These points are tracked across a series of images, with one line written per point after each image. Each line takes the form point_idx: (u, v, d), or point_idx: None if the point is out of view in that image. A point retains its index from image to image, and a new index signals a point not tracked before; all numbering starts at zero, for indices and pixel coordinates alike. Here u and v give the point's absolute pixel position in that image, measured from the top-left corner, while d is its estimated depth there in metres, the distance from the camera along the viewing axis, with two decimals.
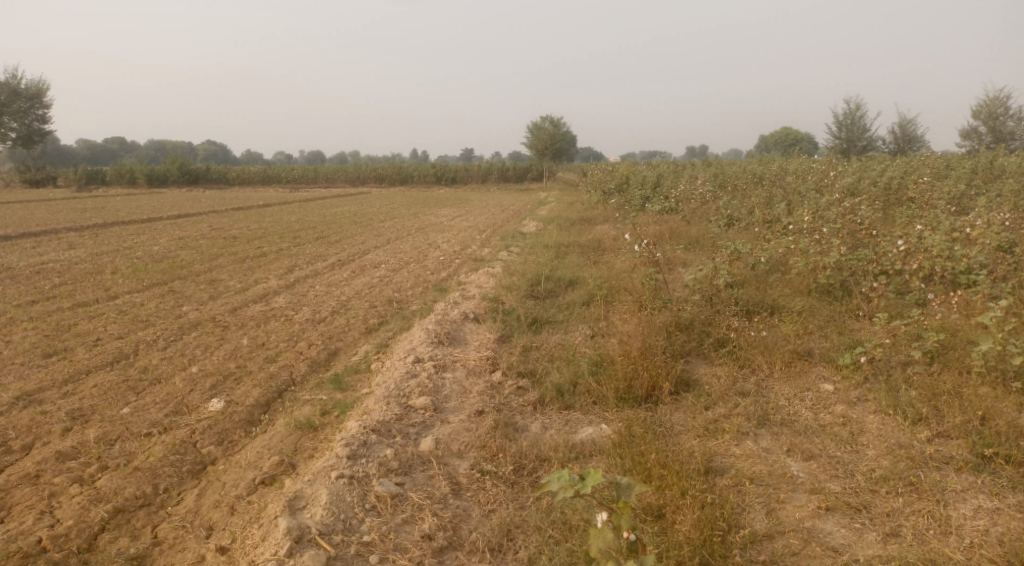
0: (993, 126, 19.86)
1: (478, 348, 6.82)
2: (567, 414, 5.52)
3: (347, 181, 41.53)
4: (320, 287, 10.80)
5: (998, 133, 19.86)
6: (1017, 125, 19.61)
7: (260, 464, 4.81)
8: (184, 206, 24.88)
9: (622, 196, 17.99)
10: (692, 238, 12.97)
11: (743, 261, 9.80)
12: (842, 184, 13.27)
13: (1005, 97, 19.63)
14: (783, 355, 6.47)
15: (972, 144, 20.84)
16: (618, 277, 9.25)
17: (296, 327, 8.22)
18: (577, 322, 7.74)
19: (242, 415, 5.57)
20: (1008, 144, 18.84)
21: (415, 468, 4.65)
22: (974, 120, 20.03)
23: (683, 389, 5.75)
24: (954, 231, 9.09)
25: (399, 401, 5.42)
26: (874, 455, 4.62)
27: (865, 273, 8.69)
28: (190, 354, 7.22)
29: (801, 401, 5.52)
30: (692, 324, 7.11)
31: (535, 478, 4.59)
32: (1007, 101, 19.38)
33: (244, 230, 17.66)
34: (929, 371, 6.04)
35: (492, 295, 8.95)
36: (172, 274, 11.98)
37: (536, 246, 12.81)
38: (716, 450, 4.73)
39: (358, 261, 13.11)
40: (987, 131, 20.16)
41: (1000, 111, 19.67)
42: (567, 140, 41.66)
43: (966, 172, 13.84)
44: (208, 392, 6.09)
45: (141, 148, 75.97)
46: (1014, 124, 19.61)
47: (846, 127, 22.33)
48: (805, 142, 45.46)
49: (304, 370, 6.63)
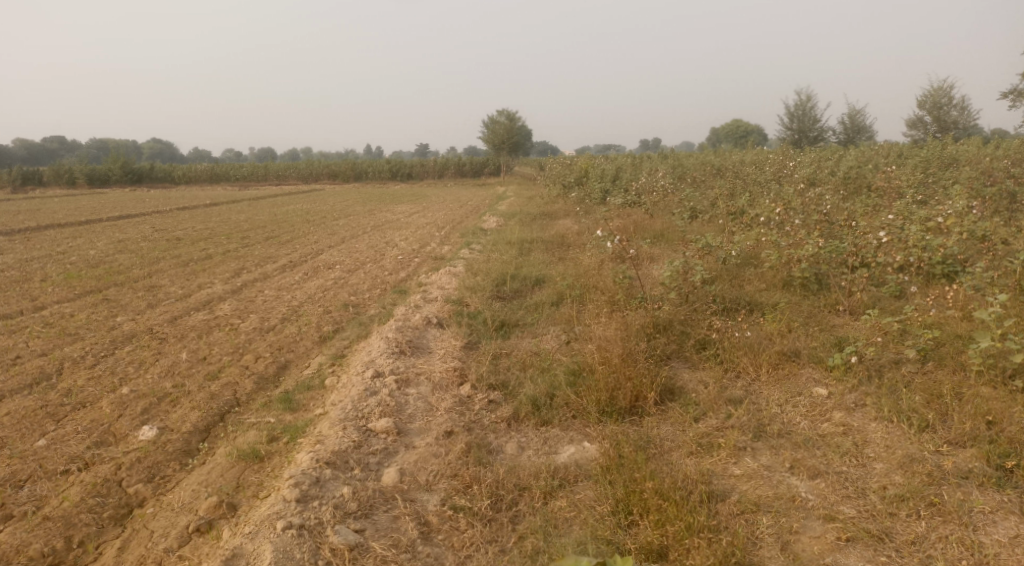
0: (937, 116, 19.98)
1: (443, 356, 6.25)
2: (545, 431, 5.01)
3: (299, 178, 40.26)
4: (270, 291, 10.08)
5: (942, 122, 19.98)
6: (960, 115, 19.77)
7: (194, 507, 4.18)
8: (127, 207, 23.67)
9: (582, 190, 17.52)
10: (657, 232, 12.56)
11: (713, 255, 9.21)
12: (803, 174, 13.06)
13: (948, 87, 19.75)
14: (770, 357, 6.04)
15: (918, 134, 20.94)
16: (588, 274, 8.73)
17: (242, 338, 7.51)
18: (547, 324, 7.22)
19: (178, 445, 4.92)
20: (953, 133, 18.93)
21: (376, 508, 4.07)
22: (919, 110, 20.08)
23: (668, 397, 5.27)
24: (926, 221, 8.80)
25: (357, 424, 4.82)
26: (885, 470, 4.25)
27: (839, 265, 8.34)
28: (122, 372, 6.50)
29: (796, 408, 5.07)
30: (671, 325, 6.58)
31: (515, 513, 4.07)
32: (951, 91, 19.48)
33: (188, 232, 16.68)
34: (923, 371, 5.66)
35: (454, 297, 8.36)
36: (108, 281, 11.10)
37: (498, 243, 12.24)
38: (714, 472, 4.29)
39: (310, 262, 12.36)
40: (932, 121, 20.26)
41: (944, 101, 19.79)
42: (523, 133, 41.22)
43: (924, 161, 13.74)
44: (140, 418, 5.40)
45: (83, 148, 72.78)
46: (957, 113, 19.76)
47: (797, 119, 22.27)
48: (754, 134, 46.04)
49: (250, 388, 5.97)
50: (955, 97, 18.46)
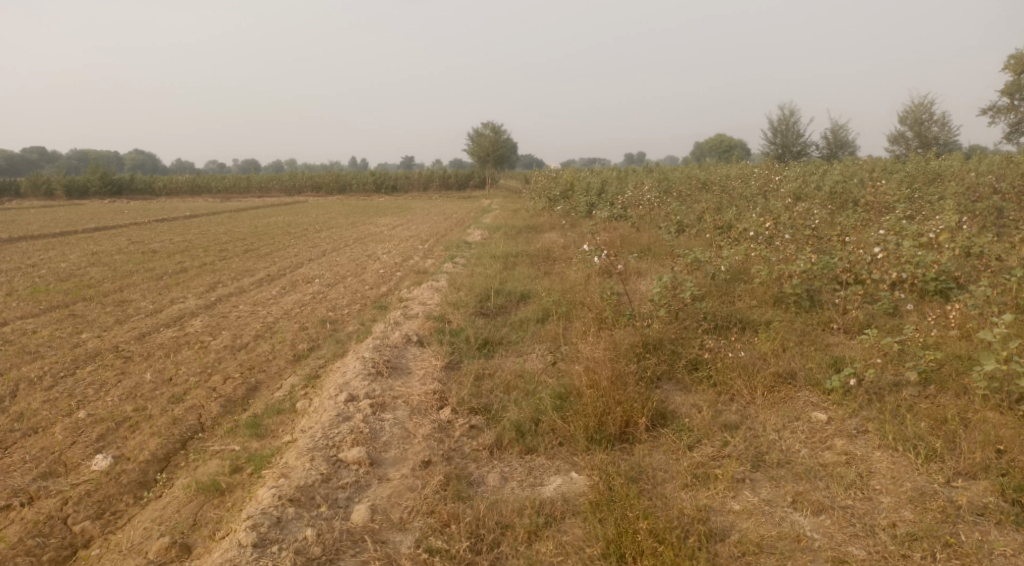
0: (919, 132, 19.96)
1: (423, 377, 5.92)
2: (530, 459, 4.70)
3: (282, 190, 39.74)
4: (245, 306, 9.70)
5: (924, 138, 19.97)
6: (941, 130, 19.76)
7: (143, 549, 3.91)
8: (104, 219, 23.14)
9: (568, 204, 17.29)
10: (644, 246, 12.32)
11: (703, 270, 8.97)
12: (789, 189, 12.89)
13: (930, 102, 19.74)
14: (765, 379, 5.77)
15: (900, 149, 20.92)
16: (574, 290, 8.45)
17: (211, 357, 7.12)
18: (532, 343, 6.91)
19: (132, 476, 4.57)
20: (935, 149, 18.89)
21: (343, 552, 3.73)
22: (900, 126, 20.06)
23: (660, 422, 4.97)
24: (918, 235, 8.60)
25: (327, 454, 4.48)
26: (893, 504, 4.00)
27: (832, 281, 8.11)
28: (81, 394, 6.10)
29: (795, 434, 4.79)
30: (661, 344, 6.29)
31: (497, 555, 3.76)
32: (932, 107, 19.49)
33: (164, 244, 16.20)
34: (925, 395, 5.39)
35: (436, 313, 8.03)
36: (76, 295, 10.64)
37: (482, 257, 11.93)
38: (711, 507, 4.01)
39: (289, 276, 11.97)
40: (914, 136, 20.24)
41: (925, 117, 19.79)
42: (508, 146, 41.02)
43: (910, 175, 13.60)
44: (95, 444, 5.04)
45: (63, 159, 71.68)
46: (939, 129, 19.75)
47: (781, 133, 22.20)
48: (738, 149, 46.28)
49: (215, 412, 5.60)
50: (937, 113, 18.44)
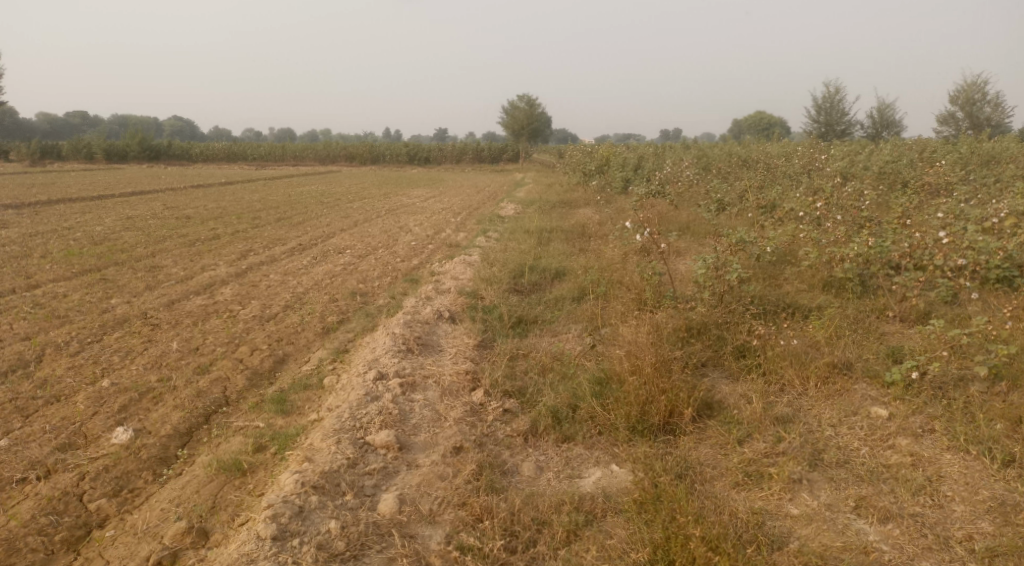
0: (970, 112, 19.01)
1: (454, 356, 5.66)
2: (567, 448, 4.42)
3: (316, 160, 39.62)
4: (275, 275, 9.53)
5: (975, 119, 19.02)
6: (994, 111, 18.79)
7: (159, 533, 3.75)
8: (141, 183, 23.25)
9: (603, 178, 16.83)
10: (682, 225, 11.88)
11: (747, 251, 8.54)
12: (835, 167, 12.31)
13: (983, 81, 18.75)
14: (818, 369, 5.40)
15: (949, 130, 19.98)
16: (612, 268, 8.10)
17: (239, 327, 6.94)
18: (568, 322, 6.61)
19: (152, 451, 4.42)
20: (987, 130, 17.98)
21: (369, 548, 3.51)
22: (950, 106, 19.11)
23: (706, 412, 4.64)
24: (979, 218, 8.05)
25: (353, 436, 4.26)
26: (968, 514, 3.67)
27: (886, 267, 7.62)
28: (106, 362, 5.96)
29: (853, 431, 4.43)
30: (705, 329, 5.94)
31: (532, 556, 3.51)
32: (985, 86, 18.51)
33: (199, 210, 16.15)
34: (995, 393, 4.97)
35: (469, 288, 7.73)
36: (109, 260, 10.58)
37: (516, 232, 11.62)
38: (766, 510, 3.73)
39: (321, 246, 11.78)
40: (965, 117, 19.28)
41: (978, 97, 18.81)
42: (543, 120, 40.40)
43: (966, 155, 12.87)
44: (117, 416, 4.88)
45: (105, 123, 72.53)
46: (992, 109, 18.78)
47: (824, 111, 21.35)
48: (775, 129, 45.23)
49: (241, 385, 5.41)
50: (991, 93, 17.52)
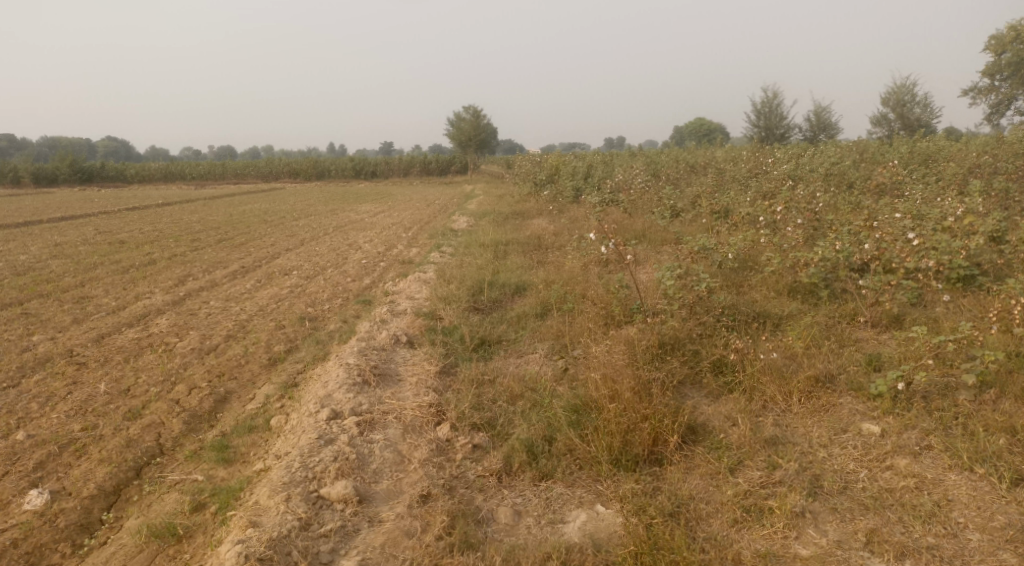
0: (901, 114, 19.37)
1: (415, 385, 5.19)
2: (546, 486, 4.02)
3: (259, 177, 38.32)
4: (216, 302, 8.89)
5: (906, 120, 19.36)
6: (923, 112, 19.16)
7: None
8: (70, 207, 21.95)
9: (554, 188, 16.53)
10: (638, 232, 11.60)
11: (710, 258, 8.24)
12: (783, 170, 12.23)
13: (912, 83, 19.14)
14: (801, 384, 5.10)
15: (882, 131, 20.33)
16: (574, 281, 7.73)
17: (176, 362, 6.31)
18: (534, 342, 6.20)
19: (73, 519, 3.93)
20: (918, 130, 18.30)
21: None
22: (883, 108, 19.44)
23: (691, 437, 4.27)
24: (937, 218, 7.91)
25: (305, 491, 3.83)
26: (986, 545, 3.46)
27: (851, 270, 7.39)
28: (22, 411, 5.30)
29: (847, 451, 4.12)
30: (678, 344, 5.58)
31: None
32: (914, 88, 18.90)
33: (134, 234, 15.22)
34: (985, 401, 4.71)
35: (425, 309, 7.25)
36: (32, 292, 9.73)
37: (470, 245, 11.18)
38: (774, 555, 3.49)
39: (265, 268, 11.12)
40: (896, 118, 19.63)
41: (908, 98, 19.19)
42: (488, 131, 40.13)
43: (907, 155, 12.95)
44: (31, 475, 4.30)
45: (34, 145, 69.58)
46: (921, 110, 19.15)
47: (763, 115, 21.54)
48: (715, 134, 46.02)
49: (177, 430, 4.85)
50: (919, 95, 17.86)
